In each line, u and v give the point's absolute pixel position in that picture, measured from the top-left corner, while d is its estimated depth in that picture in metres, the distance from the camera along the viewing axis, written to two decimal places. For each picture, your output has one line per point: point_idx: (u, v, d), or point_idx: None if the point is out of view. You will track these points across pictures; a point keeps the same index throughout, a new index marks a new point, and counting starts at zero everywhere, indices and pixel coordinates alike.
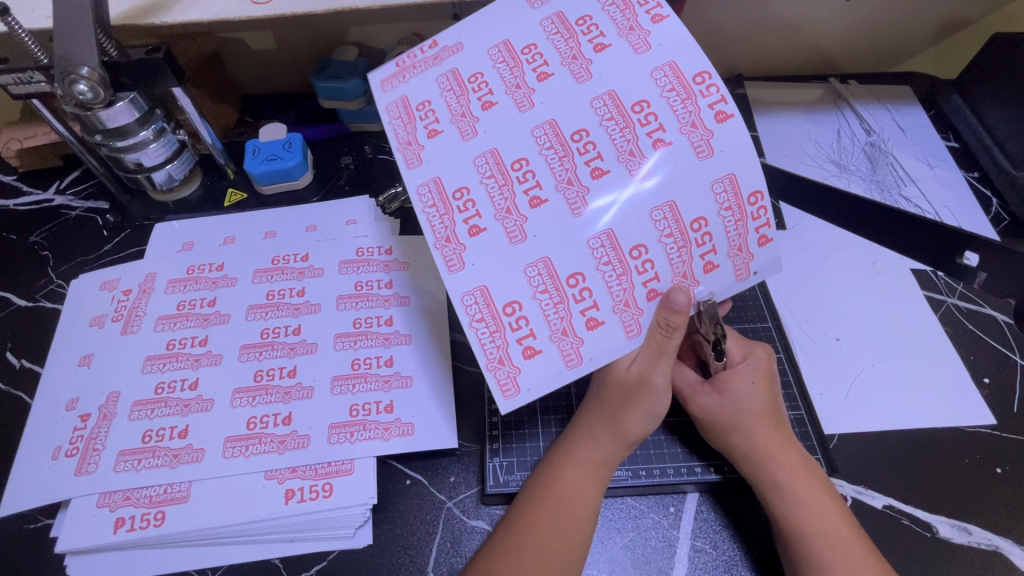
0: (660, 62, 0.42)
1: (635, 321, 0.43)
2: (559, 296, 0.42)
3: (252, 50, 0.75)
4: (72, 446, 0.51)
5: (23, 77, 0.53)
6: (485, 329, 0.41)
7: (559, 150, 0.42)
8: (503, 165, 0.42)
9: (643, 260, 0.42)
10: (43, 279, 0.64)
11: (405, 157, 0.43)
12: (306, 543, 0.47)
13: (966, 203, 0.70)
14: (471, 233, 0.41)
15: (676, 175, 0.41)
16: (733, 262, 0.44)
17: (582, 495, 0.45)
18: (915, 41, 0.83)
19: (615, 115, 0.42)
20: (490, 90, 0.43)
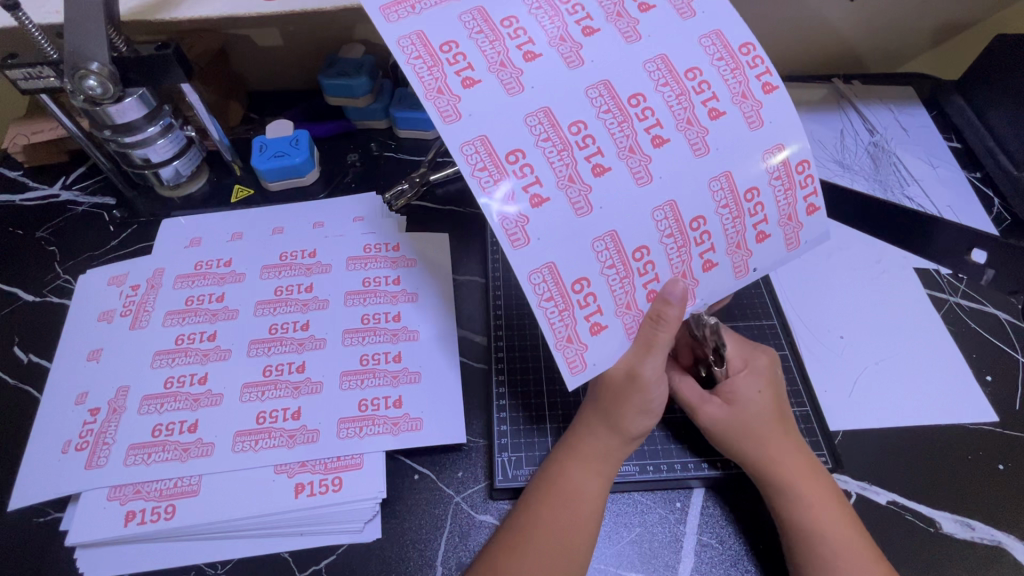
0: (708, 28, 0.43)
1: (635, 322, 0.42)
2: (564, 303, 0.40)
3: (258, 47, 0.75)
4: (81, 440, 0.51)
5: (33, 72, 0.54)
6: (553, 307, 0.40)
7: (617, 114, 0.41)
8: (559, 126, 0.40)
9: (702, 229, 0.43)
10: (50, 275, 0.64)
11: (439, 108, 0.39)
12: (316, 537, 0.47)
13: (969, 203, 0.71)
14: (534, 203, 0.39)
15: (731, 147, 0.42)
16: (785, 231, 0.45)
17: (587, 490, 0.45)
18: (917, 42, 0.83)
19: (669, 80, 0.42)
20: (530, 40, 0.42)
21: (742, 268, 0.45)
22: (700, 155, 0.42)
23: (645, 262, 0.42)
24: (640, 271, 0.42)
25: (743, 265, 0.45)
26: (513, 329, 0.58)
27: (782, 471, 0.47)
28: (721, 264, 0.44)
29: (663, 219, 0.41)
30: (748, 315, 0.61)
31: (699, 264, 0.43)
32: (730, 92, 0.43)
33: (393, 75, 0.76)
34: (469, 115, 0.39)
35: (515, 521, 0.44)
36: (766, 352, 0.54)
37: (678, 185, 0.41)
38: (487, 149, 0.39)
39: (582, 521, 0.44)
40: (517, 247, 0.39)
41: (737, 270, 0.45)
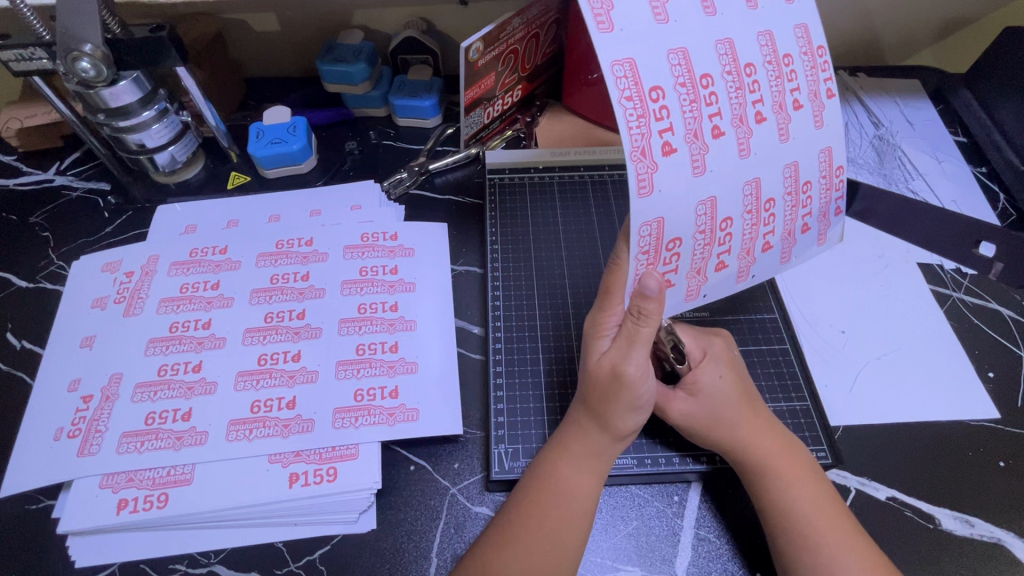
0: (800, 20, 0.46)
1: (697, 287, 0.48)
2: (655, 257, 0.43)
3: (256, 33, 0.74)
4: (73, 427, 0.50)
5: (25, 53, 0.52)
6: (646, 260, 0.43)
7: (690, 91, 0.41)
8: (642, 86, 0.39)
9: (769, 206, 0.47)
10: (44, 260, 0.63)
11: (596, 11, 0.38)
12: (309, 527, 0.47)
13: (973, 197, 0.70)
14: (664, 151, 0.40)
15: (804, 141, 0.46)
16: (820, 227, 0.51)
17: (578, 489, 0.44)
18: (926, 34, 0.82)
19: (732, 69, 0.43)
20: None
21: (786, 257, 0.51)
22: (783, 141, 0.45)
23: (677, 252, 0.44)
24: (719, 245, 0.46)
25: (787, 253, 0.51)
26: (512, 323, 0.57)
27: (771, 468, 0.46)
28: (771, 254, 0.50)
29: (749, 188, 0.45)
30: (748, 308, 0.60)
31: (756, 244, 0.48)
32: (811, 86, 0.47)
33: (392, 62, 0.75)
34: (621, 30, 0.39)
35: (507, 516, 0.44)
36: (720, 339, 0.53)
37: (757, 164, 0.45)
38: (635, 85, 0.39)
39: (577, 518, 0.44)
40: (645, 192, 0.40)
41: (782, 259, 0.51)
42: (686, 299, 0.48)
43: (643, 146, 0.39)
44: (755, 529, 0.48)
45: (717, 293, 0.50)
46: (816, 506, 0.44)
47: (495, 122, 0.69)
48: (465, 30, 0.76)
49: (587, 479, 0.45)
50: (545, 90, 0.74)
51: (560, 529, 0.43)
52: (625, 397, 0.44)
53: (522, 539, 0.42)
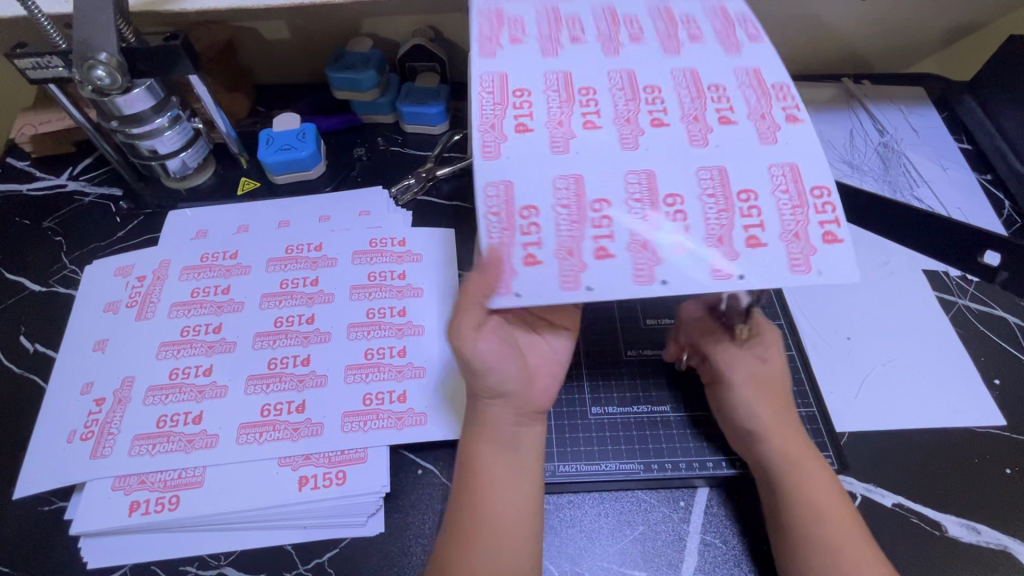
0: (748, 65, 0.46)
1: (724, 264, 0.40)
2: (652, 208, 0.41)
3: (266, 40, 0.75)
4: (86, 430, 0.51)
5: (41, 62, 0.53)
6: (642, 208, 0.41)
7: (628, 93, 0.45)
8: (571, 88, 0.45)
9: (674, 212, 0.41)
10: (57, 265, 0.64)
11: (483, 46, 0.47)
12: (319, 530, 0.47)
13: (978, 204, 0.71)
14: (585, 126, 0.44)
15: (738, 150, 0.43)
16: (799, 234, 0.41)
17: (501, 471, 0.44)
18: (931, 42, 0.82)
19: (689, 85, 0.45)
20: (640, 30, 0.48)
21: (731, 265, 0.40)
22: (698, 145, 0.43)
23: (539, 224, 0.41)
24: (595, 244, 0.41)
25: (730, 265, 0.40)
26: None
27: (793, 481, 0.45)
28: (705, 254, 0.41)
29: (638, 176, 0.42)
30: None
31: (657, 248, 0.40)
32: (770, 110, 0.44)
33: (401, 70, 0.76)
34: (501, 57, 0.46)
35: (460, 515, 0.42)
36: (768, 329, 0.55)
37: (649, 158, 0.43)
38: (499, 82, 0.45)
39: (521, 487, 0.43)
40: (494, 156, 0.42)
41: (714, 271, 0.40)
42: (563, 286, 0.40)
43: (494, 118, 0.43)
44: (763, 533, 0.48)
45: (609, 291, 0.40)
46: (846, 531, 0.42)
47: None
48: None
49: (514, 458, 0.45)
50: None
51: (510, 503, 0.43)
52: (511, 367, 0.45)
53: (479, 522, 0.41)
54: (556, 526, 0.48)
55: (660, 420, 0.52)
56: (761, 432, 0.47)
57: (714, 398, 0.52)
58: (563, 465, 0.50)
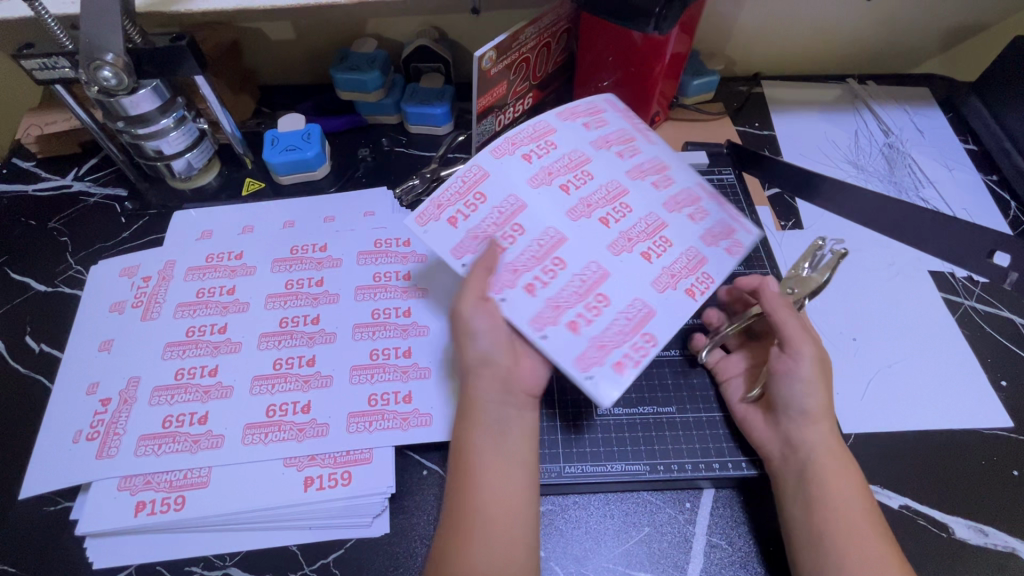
0: (699, 190, 0.54)
1: (593, 358, 0.45)
2: (543, 275, 0.47)
3: (271, 41, 0.75)
4: (93, 430, 0.51)
5: (48, 62, 0.54)
6: (540, 277, 0.47)
7: (584, 207, 0.51)
8: (551, 182, 0.51)
9: (591, 272, 0.48)
10: (62, 265, 0.64)
11: (499, 146, 0.52)
12: (325, 531, 0.47)
13: (984, 205, 0.70)
14: (520, 227, 0.49)
15: (636, 277, 0.48)
16: (632, 349, 0.45)
17: (491, 463, 0.43)
18: (934, 42, 0.82)
19: (637, 234, 0.51)
20: (646, 176, 0.54)
21: (617, 366, 0.44)
22: (614, 253, 0.49)
23: (482, 241, 0.48)
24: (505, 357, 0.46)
25: (617, 362, 0.45)
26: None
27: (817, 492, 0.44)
28: (576, 340, 0.45)
29: (552, 256, 0.48)
30: None
31: (557, 326, 0.45)
32: (713, 250, 0.51)
33: (405, 70, 0.75)
34: (501, 160, 0.51)
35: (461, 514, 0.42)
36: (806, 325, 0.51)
37: (580, 231, 0.49)
38: (512, 146, 0.52)
39: (515, 471, 0.44)
40: (455, 226, 0.49)
41: (580, 361, 0.44)
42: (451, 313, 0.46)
43: (474, 192, 0.50)
44: (771, 534, 0.48)
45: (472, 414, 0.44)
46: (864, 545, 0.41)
47: (507, 129, 0.70)
48: (477, 38, 0.77)
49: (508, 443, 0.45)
50: (555, 97, 0.74)
51: (504, 486, 0.43)
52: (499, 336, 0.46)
53: (480, 505, 0.42)
54: (562, 527, 0.48)
55: (666, 422, 0.52)
56: (818, 417, 0.46)
57: (775, 363, 0.48)
58: (569, 466, 0.50)
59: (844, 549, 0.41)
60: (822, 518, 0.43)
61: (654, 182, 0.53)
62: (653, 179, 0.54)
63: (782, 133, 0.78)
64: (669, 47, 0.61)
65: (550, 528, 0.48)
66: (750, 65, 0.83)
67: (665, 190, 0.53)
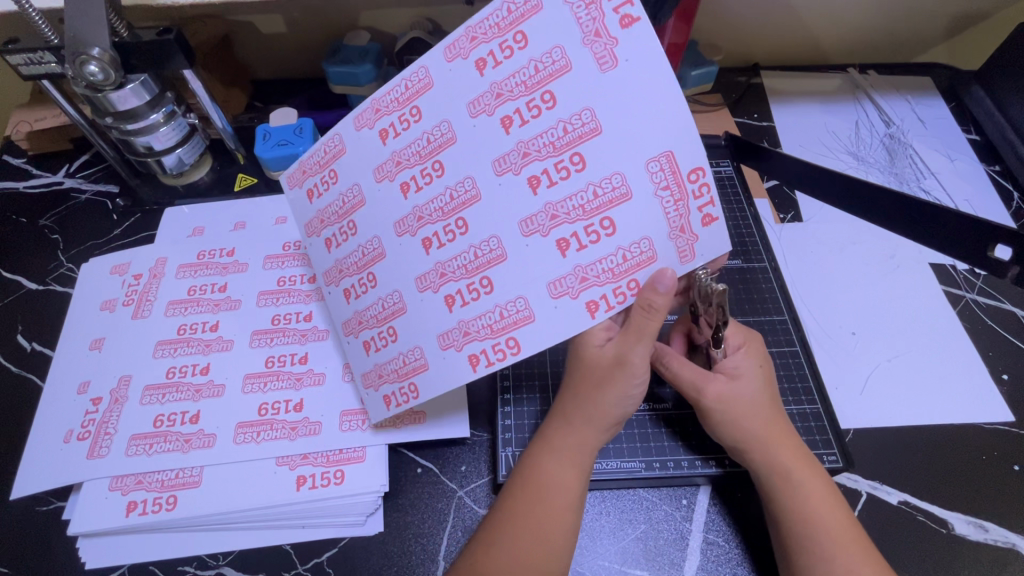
0: (658, 151, 0.40)
1: (397, 362, 0.47)
2: (367, 275, 0.48)
3: (262, 34, 0.74)
4: (84, 429, 0.51)
5: (34, 57, 0.53)
6: (360, 281, 0.49)
7: (447, 207, 0.44)
8: (427, 146, 0.44)
9: (433, 180, 0.44)
10: (54, 263, 0.64)
11: (364, 113, 0.47)
12: (318, 529, 0.47)
13: (987, 196, 0.69)
14: (404, 190, 0.45)
15: (523, 275, 0.43)
16: (503, 326, 0.43)
17: (561, 483, 0.42)
18: (938, 31, 0.80)
19: (553, 216, 0.42)
20: (533, 112, 0.41)
21: (471, 361, 0.44)
22: (524, 236, 0.42)
23: (349, 238, 0.49)
24: (397, 369, 0.47)
25: (473, 355, 0.44)
26: (520, 366, 0.54)
27: (800, 499, 0.43)
28: (445, 317, 0.45)
29: (435, 158, 0.44)
30: (759, 309, 0.59)
31: (432, 292, 0.45)
32: (659, 237, 0.42)
33: (399, 63, 0.74)
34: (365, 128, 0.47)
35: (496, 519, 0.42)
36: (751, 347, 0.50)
37: (472, 135, 0.43)
38: (376, 112, 0.46)
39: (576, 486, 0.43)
40: (312, 200, 0.51)
41: (442, 338, 0.45)
42: (341, 326, 0.51)
43: (329, 170, 0.49)
44: (763, 531, 0.47)
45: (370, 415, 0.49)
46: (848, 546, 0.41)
47: None
48: None
49: (580, 476, 0.43)
50: None
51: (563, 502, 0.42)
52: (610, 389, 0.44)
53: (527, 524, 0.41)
54: None
55: (661, 418, 0.52)
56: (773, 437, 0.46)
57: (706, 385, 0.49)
58: None
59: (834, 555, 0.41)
60: (801, 530, 0.42)
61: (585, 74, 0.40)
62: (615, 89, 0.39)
63: (782, 124, 0.76)
64: (664, 36, 0.62)
65: None
66: (751, 55, 0.82)
67: (591, 92, 0.40)
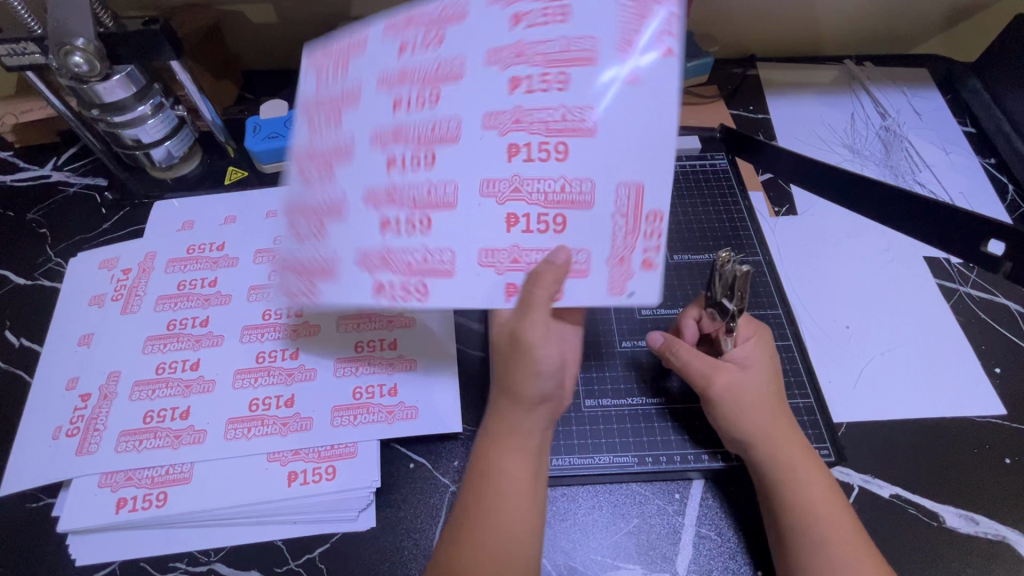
0: (631, 179, 0.41)
1: (317, 258, 0.44)
2: (327, 172, 0.43)
3: (253, 24, 0.73)
4: (72, 425, 0.50)
5: (17, 48, 0.51)
6: (314, 172, 0.44)
7: (422, 142, 0.42)
8: (430, 83, 0.42)
9: (418, 169, 0.42)
10: (41, 257, 0.63)
11: (401, 21, 0.43)
12: (309, 525, 0.47)
13: (981, 189, 0.69)
14: (394, 107, 0.42)
15: (467, 224, 0.42)
16: (433, 267, 0.43)
17: (511, 481, 0.41)
18: (934, 23, 0.80)
19: (514, 183, 0.42)
20: (558, 83, 0.41)
21: (376, 286, 0.43)
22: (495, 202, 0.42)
23: (329, 127, 0.44)
24: (308, 265, 0.44)
25: (381, 283, 0.43)
26: None
27: (802, 496, 0.43)
28: (373, 238, 0.43)
29: (436, 86, 0.42)
30: (753, 303, 0.59)
31: (375, 212, 0.43)
32: (601, 253, 0.42)
33: None
34: (387, 36, 0.43)
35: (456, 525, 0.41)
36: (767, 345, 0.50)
37: (485, 87, 0.41)
38: (407, 25, 0.43)
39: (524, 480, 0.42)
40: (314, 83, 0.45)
41: (362, 256, 0.43)
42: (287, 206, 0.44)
43: (343, 63, 0.44)
44: (758, 526, 0.47)
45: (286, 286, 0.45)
46: (847, 541, 0.41)
47: None
48: None
49: (528, 461, 0.42)
50: None
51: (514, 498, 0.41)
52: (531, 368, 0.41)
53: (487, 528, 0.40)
54: (550, 519, 0.48)
55: (654, 413, 0.52)
56: (778, 433, 0.46)
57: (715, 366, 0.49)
58: (556, 458, 0.50)
59: (832, 550, 0.41)
60: (804, 526, 0.42)
61: (592, 94, 0.40)
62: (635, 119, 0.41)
63: (777, 117, 0.76)
64: None
65: None
66: (748, 45, 0.81)
67: (595, 104, 0.41)
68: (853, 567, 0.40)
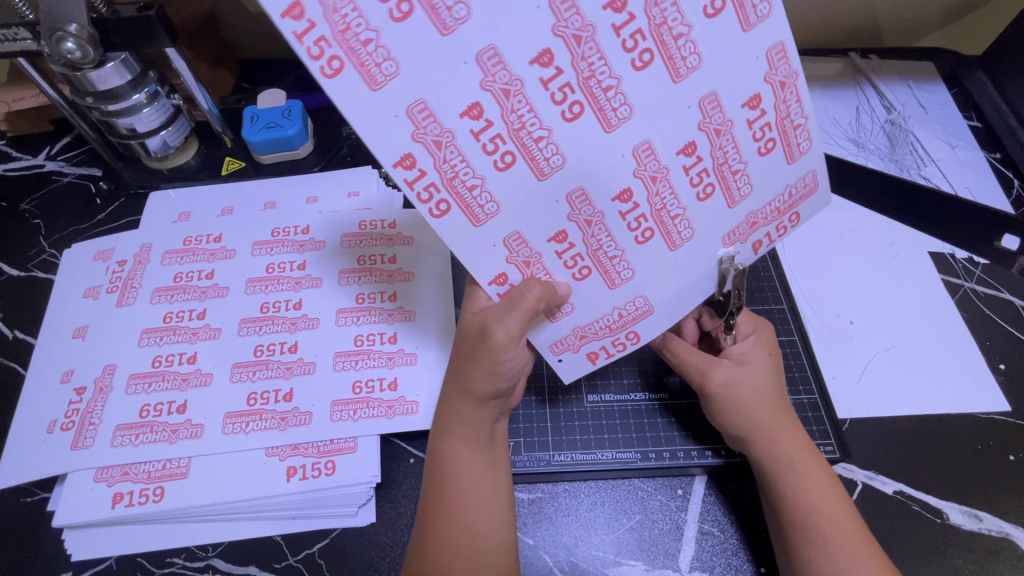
0: (649, 302, 0.44)
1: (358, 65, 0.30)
2: None
3: (249, 13, 0.72)
4: (67, 419, 0.50)
5: (8, 34, 0.50)
6: None
7: (515, 126, 0.34)
8: (569, 50, 0.33)
9: (494, 161, 0.35)
10: (35, 248, 0.62)
11: None
12: (307, 521, 0.46)
13: (986, 183, 0.68)
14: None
15: (526, 207, 0.37)
16: (467, 198, 0.36)
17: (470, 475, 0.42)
18: (938, 15, 0.79)
19: (582, 216, 0.39)
20: (698, 154, 0.38)
21: (401, 159, 0.33)
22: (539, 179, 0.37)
23: None
24: (351, 22, 0.29)
25: (409, 160, 0.34)
26: None
27: (800, 492, 0.43)
28: (448, 115, 0.33)
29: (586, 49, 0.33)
30: (756, 298, 0.59)
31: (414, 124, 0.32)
32: (593, 324, 0.44)
33: None
34: None
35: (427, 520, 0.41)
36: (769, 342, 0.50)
37: (661, 123, 0.37)
38: None
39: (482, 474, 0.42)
40: None
41: (417, 129, 0.33)
42: None
43: None
44: (760, 521, 0.47)
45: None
46: (842, 538, 0.41)
47: None
48: None
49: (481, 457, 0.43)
50: None
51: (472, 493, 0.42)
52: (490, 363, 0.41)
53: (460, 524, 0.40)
54: (551, 514, 0.47)
55: (657, 408, 0.52)
56: (778, 431, 0.45)
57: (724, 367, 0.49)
58: (558, 454, 0.49)
59: (829, 547, 0.41)
60: (805, 524, 0.42)
61: (790, 178, 0.42)
62: (777, 220, 0.44)
63: None
64: None
65: (539, 516, 0.47)
66: None
67: (761, 183, 0.41)
68: (856, 565, 0.40)
